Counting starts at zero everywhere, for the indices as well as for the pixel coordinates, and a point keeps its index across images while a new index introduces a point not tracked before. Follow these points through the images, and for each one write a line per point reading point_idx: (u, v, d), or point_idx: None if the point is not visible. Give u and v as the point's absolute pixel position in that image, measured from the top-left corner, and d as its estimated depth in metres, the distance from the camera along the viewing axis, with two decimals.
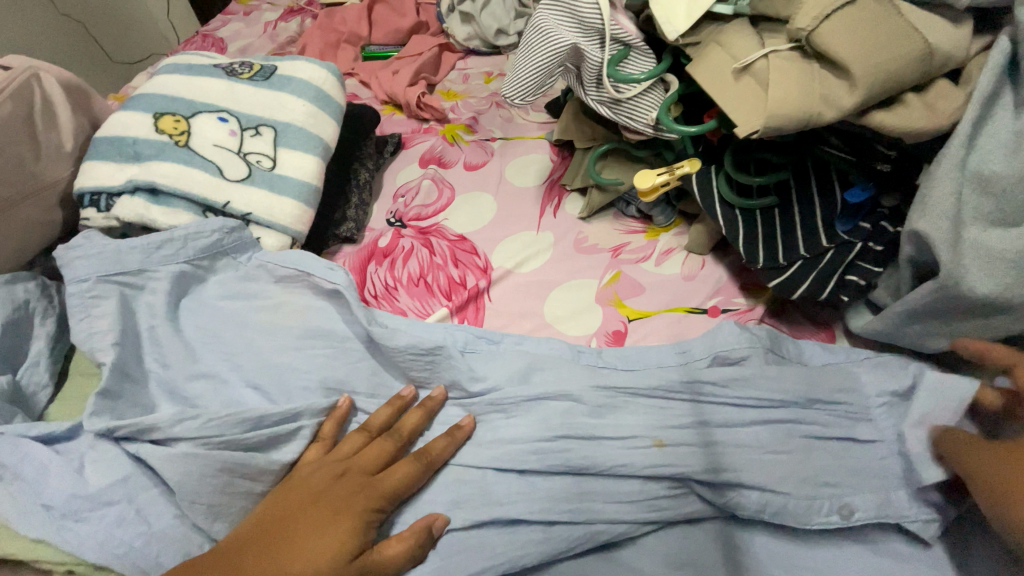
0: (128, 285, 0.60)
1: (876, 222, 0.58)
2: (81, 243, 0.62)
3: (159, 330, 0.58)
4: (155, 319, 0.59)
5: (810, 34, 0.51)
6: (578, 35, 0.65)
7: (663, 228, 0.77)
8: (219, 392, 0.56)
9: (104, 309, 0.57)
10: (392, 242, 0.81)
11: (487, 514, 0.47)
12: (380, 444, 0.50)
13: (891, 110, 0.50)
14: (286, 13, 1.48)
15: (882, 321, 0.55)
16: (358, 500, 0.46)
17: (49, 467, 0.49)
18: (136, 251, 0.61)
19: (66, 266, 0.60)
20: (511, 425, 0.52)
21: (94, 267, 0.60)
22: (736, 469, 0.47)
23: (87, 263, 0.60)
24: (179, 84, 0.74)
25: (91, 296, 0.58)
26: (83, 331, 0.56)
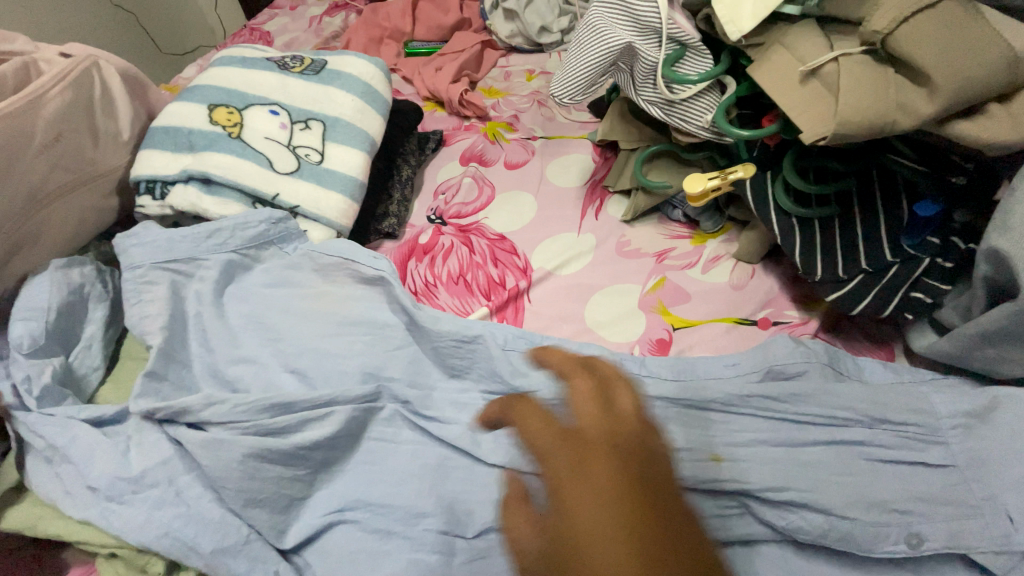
0: (179, 272, 0.61)
1: (946, 237, 0.56)
2: (137, 231, 0.63)
3: (205, 315, 0.59)
4: (202, 305, 0.59)
5: (886, 37, 0.49)
6: (634, 34, 0.64)
7: (710, 234, 0.75)
8: (259, 375, 0.55)
9: (154, 295, 0.59)
10: (433, 238, 0.80)
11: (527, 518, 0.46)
12: None
13: (973, 120, 0.47)
14: (331, 8, 1.50)
15: (951, 342, 0.53)
16: None
17: (97, 448, 0.49)
18: (186, 240, 0.62)
19: (122, 252, 0.62)
20: None
21: (148, 254, 0.61)
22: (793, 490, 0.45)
23: (142, 250, 0.62)
24: (233, 76, 0.76)
25: (144, 282, 0.60)
26: (135, 316, 0.58)
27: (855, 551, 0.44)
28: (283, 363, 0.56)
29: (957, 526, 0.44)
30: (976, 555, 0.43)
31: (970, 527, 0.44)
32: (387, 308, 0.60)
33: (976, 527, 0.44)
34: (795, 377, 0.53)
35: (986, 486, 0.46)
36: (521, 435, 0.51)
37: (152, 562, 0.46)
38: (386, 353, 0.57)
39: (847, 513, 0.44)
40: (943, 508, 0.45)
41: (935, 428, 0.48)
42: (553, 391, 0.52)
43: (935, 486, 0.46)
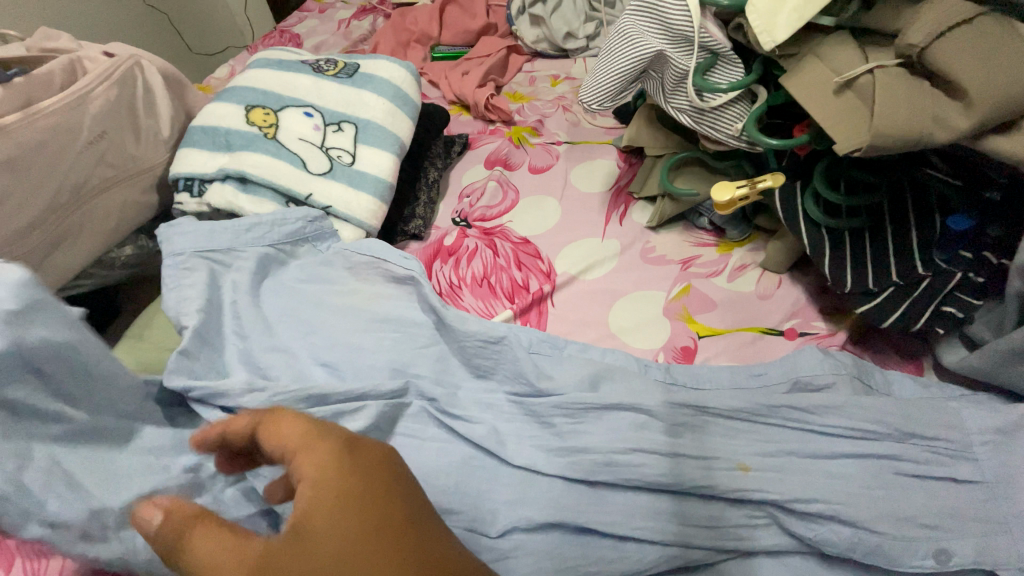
0: (217, 262, 0.62)
1: (979, 252, 0.54)
2: (179, 222, 0.64)
3: (241, 304, 0.60)
4: (238, 294, 0.60)
5: (922, 51, 0.49)
6: (665, 43, 0.64)
7: (736, 242, 0.75)
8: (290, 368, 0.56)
9: (194, 280, 0.59)
10: (458, 241, 0.81)
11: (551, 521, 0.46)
12: None
13: (1011, 134, 0.47)
14: (358, 12, 1.52)
15: (984, 357, 0.52)
16: None
17: None
18: (227, 231, 0.64)
19: (166, 240, 0.62)
20: (579, 432, 0.51)
21: (189, 243, 0.62)
22: (820, 502, 0.45)
23: (183, 238, 0.62)
24: (269, 78, 0.78)
25: (183, 268, 0.60)
26: (172, 299, 0.57)
27: (883, 566, 0.43)
28: (315, 358, 0.57)
29: (988, 545, 0.43)
30: (1007, 574, 0.43)
31: (1001, 546, 0.43)
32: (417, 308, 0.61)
33: (1007, 545, 0.43)
34: (823, 389, 0.53)
35: (1017, 505, 0.45)
36: (546, 437, 0.51)
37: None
38: (414, 352, 0.57)
39: (876, 527, 0.44)
40: (972, 526, 0.44)
41: (965, 445, 0.48)
42: (578, 395, 0.52)
43: (965, 502, 0.45)
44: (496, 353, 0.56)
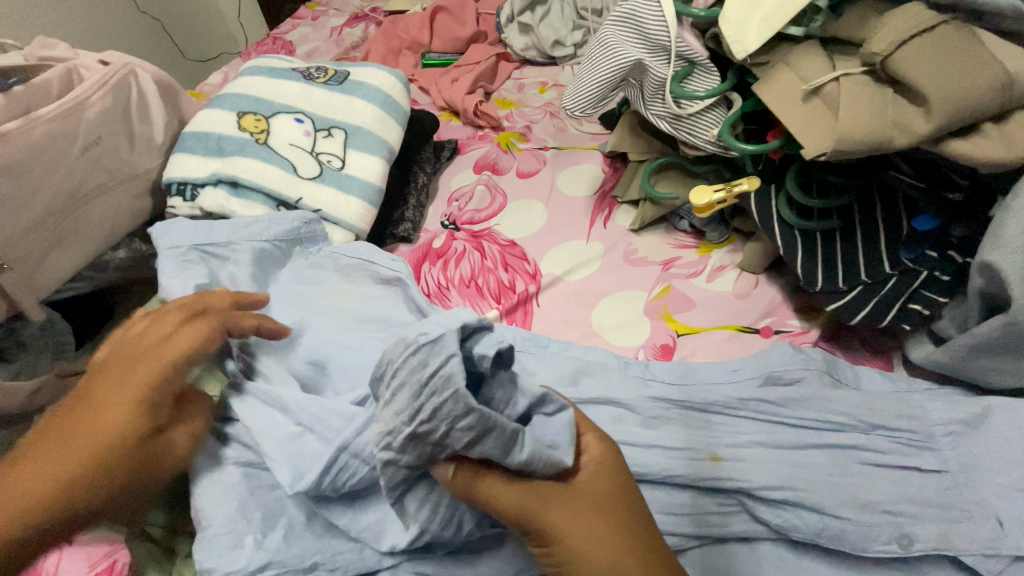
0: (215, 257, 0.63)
1: (944, 252, 0.57)
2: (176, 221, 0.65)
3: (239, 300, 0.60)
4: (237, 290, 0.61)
5: (885, 59, 0.51)
6: (644, 51, 0.66)
7: (715, 244, 0.77)
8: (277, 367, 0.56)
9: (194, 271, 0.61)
10: (446, 243, 0.83)
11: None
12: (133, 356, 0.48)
13: (969, 139, 0.49)
14: (351, 19, 1.55)
15: (946, 353, 0.54)
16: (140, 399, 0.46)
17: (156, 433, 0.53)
18: (226, 228, 0.65)
19: (162, 234, 0.64)
20: None
21: (187, 236, 0.64)
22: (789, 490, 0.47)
23: (181, 231, 0.64)
24: (261, 85, 0.80)
25: (183, 260, 0.62)
26: (175, 284, 0.59)
27: (848, 550, 0.45)
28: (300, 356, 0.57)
29: (947, 529, 0.45)
30: (964, 556, 0.45)
31: (960, 530, 0.45)
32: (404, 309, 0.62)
33: (965, 530, 0.45)
34: (793, 383, 0.55)
35: (976, 491, 0.47)
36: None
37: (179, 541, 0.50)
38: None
39: (841, 512, 0.46)
40: (933, 511, 0.46)
41: (927, 434, 0.50)
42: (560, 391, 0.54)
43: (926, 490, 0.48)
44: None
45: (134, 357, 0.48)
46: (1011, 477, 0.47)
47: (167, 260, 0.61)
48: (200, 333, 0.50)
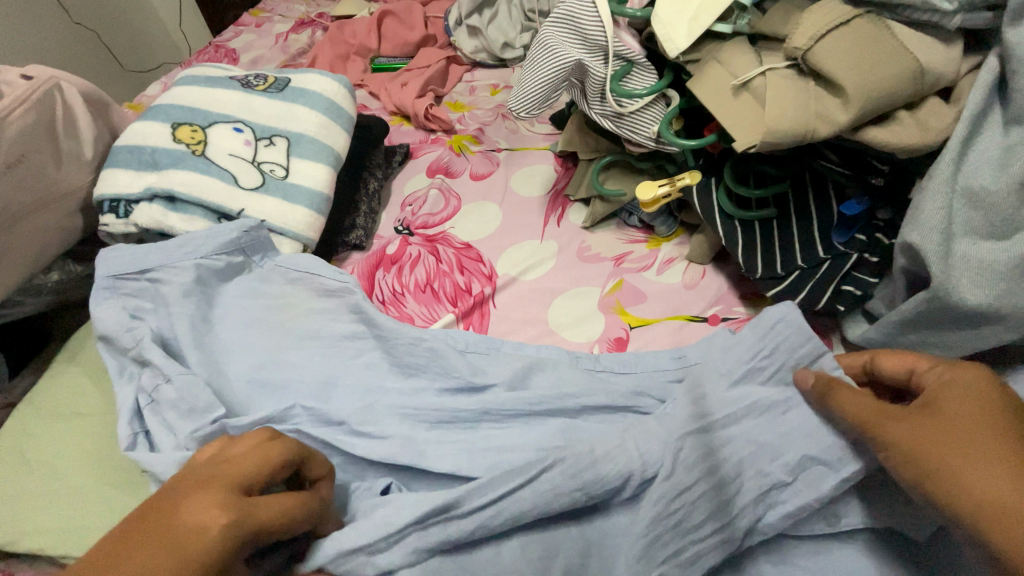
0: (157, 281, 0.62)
1: (871, 234, 0.60)
2: (118, 247, 0.65)
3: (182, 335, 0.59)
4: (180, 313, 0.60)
5: (806, 53, 0.53)
6: (583, 52, 0.68)
7: (664, 238, 0.79)
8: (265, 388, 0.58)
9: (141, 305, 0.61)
10: (400, 249, 0.82)
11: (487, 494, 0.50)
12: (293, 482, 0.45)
13: (885, 127, 0.52)
14: (296, 26, 1.52)
15: (879, 330, 0.57)
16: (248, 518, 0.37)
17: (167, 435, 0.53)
18: (157, 252, 0.63)
19: (101, 262, 0.63)
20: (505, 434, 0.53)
21: (117, 268, 0.62)
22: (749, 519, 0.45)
23: (116, 262, 0.63)
24: (197, 95, 0.77)
25: (126, 296, 0.61)
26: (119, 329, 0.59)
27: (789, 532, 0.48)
28: (246, 375, 0.58)
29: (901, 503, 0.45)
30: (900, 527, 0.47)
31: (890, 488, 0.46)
32: (344, 320, 0.62)
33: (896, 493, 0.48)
34: None
35: None
36: (473, 439, 0.53)
37: None
38: (347, 362, 0.59)
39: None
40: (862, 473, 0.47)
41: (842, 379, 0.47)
42: (512, 395, 0.55)
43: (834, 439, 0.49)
44: (425, 351, 0.58)
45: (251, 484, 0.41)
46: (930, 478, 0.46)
47: (103, 291, 0.62)
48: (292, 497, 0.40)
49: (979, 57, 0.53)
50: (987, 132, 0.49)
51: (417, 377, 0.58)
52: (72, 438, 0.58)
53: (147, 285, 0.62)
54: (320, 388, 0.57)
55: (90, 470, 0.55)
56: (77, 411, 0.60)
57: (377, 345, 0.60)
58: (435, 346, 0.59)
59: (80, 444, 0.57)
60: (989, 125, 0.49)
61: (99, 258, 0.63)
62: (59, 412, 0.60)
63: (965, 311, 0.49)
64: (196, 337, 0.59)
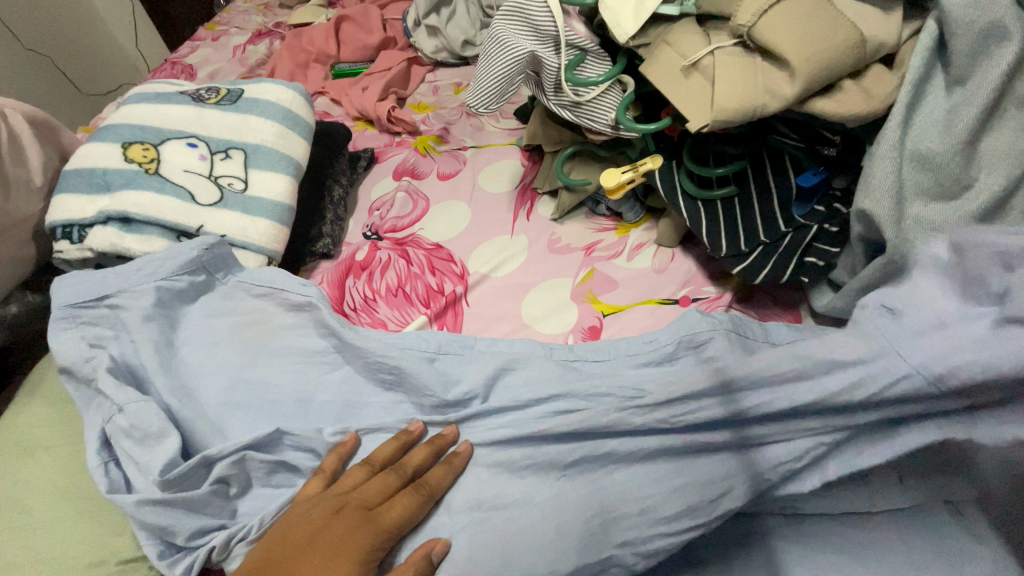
0: (118, 306, 0.61)
1: (830, 204, 0.61)
2: (74, 273, 0.63)
3: (147, 361, 0.57)
4: (144, 338, 0.59)
5: (750, 30, 0.54)
6: (535, 43, 0.67)
7: (632, 224, 0.79)
8: (237, 412, 0.57)
9: (99, 332, 0.60)
10: (369, 255, 0.82)
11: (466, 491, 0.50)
12: (354, 473, 0.51)
13: (832, 97, 0.53)
14: (254, 37, 1.49)
15: (842, 300, 0.58)
16: (358, 540, 0.46)
17: (135, 462, 0.52)
18: (116, 276, 0.62)
19: (57, 291, 0.61)
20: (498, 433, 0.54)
21: (75, 294, 0.61)
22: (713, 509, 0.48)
23: (75, 288, 0.61)
24: (148, 112, 0.75)
25: (86, 323, 0.60)
26: (78, 358, 0.57)
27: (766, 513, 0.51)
28: (215, 398, 0.58)
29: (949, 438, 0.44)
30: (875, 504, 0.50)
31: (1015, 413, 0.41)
32: (314, 336, 0.61)
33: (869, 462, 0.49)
34: (705, 344, 0.57)
35: None
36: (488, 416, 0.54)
37: None
38: (321, 379, 0.59)
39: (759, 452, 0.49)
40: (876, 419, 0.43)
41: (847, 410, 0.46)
42: (491, 404, 0.55)
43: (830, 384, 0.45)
44: (394, 367, 0.57)
45: (342, 504, 0.48)
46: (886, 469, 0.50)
47: (60, 323, 0.60)
48: (383, 483, 0.50)
49: (919, 22, 0.54)
50: (930, 97, 0.50)
51: (395, 391, 0.58)
52: (39, 472, 0.56)
53: (104, 311, 0.61)
54: (296, 406, 0.58)
55: (60, 502, 0.54)
56: (43, 443, 0.59)
57: (346, 355, 0.60)
58: (401, 366, 0.57)
59: (48, 476, 0.55)
60: (932, 88, 0.50)
61: (55, 285, 0.62)
62: (21, 446, 0.58)
63: None
64: (162, 363, 0.58)
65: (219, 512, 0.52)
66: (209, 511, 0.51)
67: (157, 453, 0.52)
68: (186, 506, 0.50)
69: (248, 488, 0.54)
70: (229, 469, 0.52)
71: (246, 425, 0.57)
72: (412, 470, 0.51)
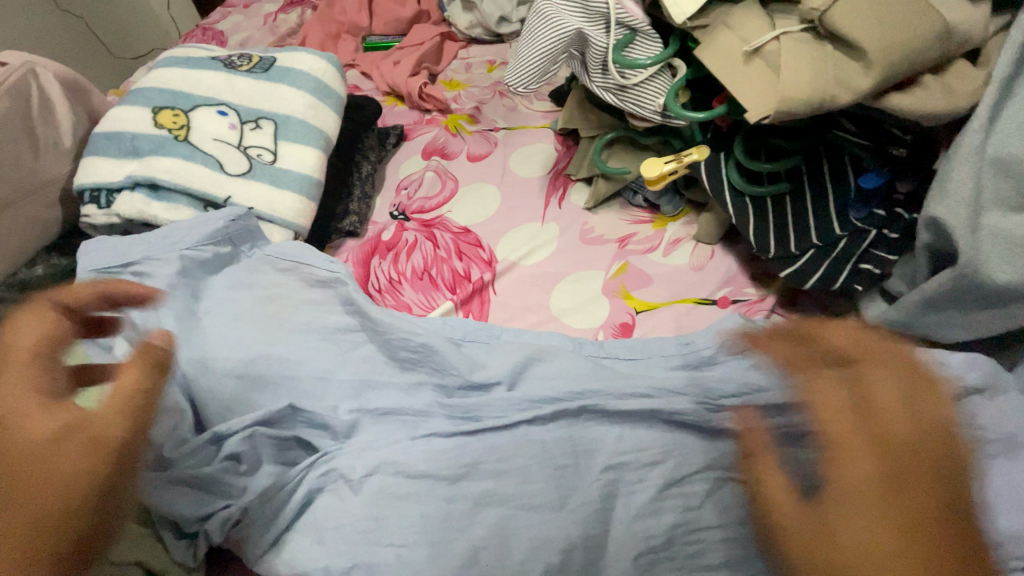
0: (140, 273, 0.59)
1: (891, 209, 0.57)
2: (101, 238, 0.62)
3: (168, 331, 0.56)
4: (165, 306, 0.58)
5: (823, 14, 0.49)
6: (583, 20, 0.64)
7: (670, 217, 0.76)
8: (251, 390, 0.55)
9: None
10: (396, 235, 0.79)
11: (486, 485, 0.47)
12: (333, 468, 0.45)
13: (908, 92, 0.49)
14: (285, 5, 1.46)
15: (898, 311, 0.55)
16: None
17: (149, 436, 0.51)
18: (141, 243, 0.61)
19: (82, 254, 0.60)
20: None
21: (97, 259, 0.60)
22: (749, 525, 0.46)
23: (98, 252, 0.60)
24: (179, 77, 0.73)
25: None
26: None
27: None
28: (231, 370, 0.55)
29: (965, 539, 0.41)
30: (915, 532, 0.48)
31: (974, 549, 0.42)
32: (338, 312, 0.60)
33: None
34: (746, 351, 0.54)
35: None
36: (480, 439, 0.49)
37: None
38: (341, 357, 0.57)
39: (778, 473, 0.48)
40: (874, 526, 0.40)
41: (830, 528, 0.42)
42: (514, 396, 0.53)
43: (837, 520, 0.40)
44: (417, 346, 0.56)
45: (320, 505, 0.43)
46: None
47: None
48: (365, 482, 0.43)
49: (1011, 14, 0.49)
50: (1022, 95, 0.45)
51: (415, 373, 0.56)
52: None
53: (125, 275, 0.60)
54: (314, 386, 0.55)
55: None
56: None
57: (371, 337, 0.58)
58: (427, 346, 0.56)
59: None
60: None
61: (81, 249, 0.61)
62: None
63: (992, 289, 0.46)
64: (182, 333, 0.57)
65: (227, 490, 0.51)
66: (218, 490, 0.50)
67: (171, 427, 0.51)
68: (196, 485, 0.49)
69: (257, 466, 0.52)
70: (241, 443, 0.51)
71: (261, 400, 0.54)
72: (130, 383, 0.33)
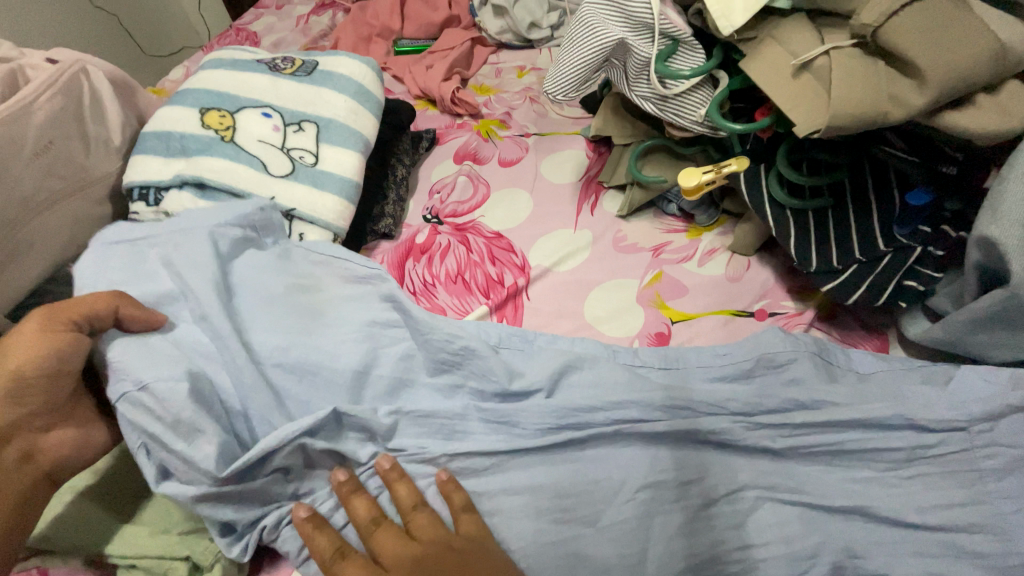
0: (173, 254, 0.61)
1: (936, 226, 0.56)
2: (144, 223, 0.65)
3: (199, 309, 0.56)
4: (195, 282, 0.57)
5: (876, 31, 0.49)
6: (626, 30, 0.64)
7: (705, 227, 0.76)
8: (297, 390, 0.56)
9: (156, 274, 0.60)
10: (429, 238, 0.81)
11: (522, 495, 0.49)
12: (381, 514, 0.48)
13: (962, 111, 0.48)
14: (317, 8, 1.49)
15: (943, 329, 0.54)
16: None
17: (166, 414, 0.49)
18: (180, 223, 0.63)
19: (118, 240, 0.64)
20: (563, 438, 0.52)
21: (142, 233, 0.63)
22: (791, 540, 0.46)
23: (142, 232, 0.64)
24: (225, 79, 0.75)
25: (148, 262, 0.61)
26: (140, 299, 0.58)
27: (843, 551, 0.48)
28: (269, 358, 0.56)
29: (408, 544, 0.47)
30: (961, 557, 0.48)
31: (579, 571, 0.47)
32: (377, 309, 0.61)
33: (967, 510, 0.46)
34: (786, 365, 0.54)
35: (976, 464, 0.48)
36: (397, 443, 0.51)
37: (175, 566, 0.49)
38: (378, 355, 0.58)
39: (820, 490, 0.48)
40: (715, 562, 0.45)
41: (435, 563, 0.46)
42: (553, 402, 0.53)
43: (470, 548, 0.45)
44: (458, 348, 0.56)
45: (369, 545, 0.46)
46: (979, 515, 0.46)
47: (128, 261, 0.61)
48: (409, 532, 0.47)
49: None
50: None
51: (451, 375, 0.57)
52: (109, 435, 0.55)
53: (160, 268, 0.60)
54: (352, 383, 0.56)
55: None
56: None
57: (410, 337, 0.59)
58: (467, 350, 0.56)
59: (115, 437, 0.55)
60: None
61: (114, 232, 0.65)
62: None
63: None
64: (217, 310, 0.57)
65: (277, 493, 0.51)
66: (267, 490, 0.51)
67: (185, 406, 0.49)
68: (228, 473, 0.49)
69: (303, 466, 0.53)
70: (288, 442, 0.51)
71: (298, 389, 0.55)
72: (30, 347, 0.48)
